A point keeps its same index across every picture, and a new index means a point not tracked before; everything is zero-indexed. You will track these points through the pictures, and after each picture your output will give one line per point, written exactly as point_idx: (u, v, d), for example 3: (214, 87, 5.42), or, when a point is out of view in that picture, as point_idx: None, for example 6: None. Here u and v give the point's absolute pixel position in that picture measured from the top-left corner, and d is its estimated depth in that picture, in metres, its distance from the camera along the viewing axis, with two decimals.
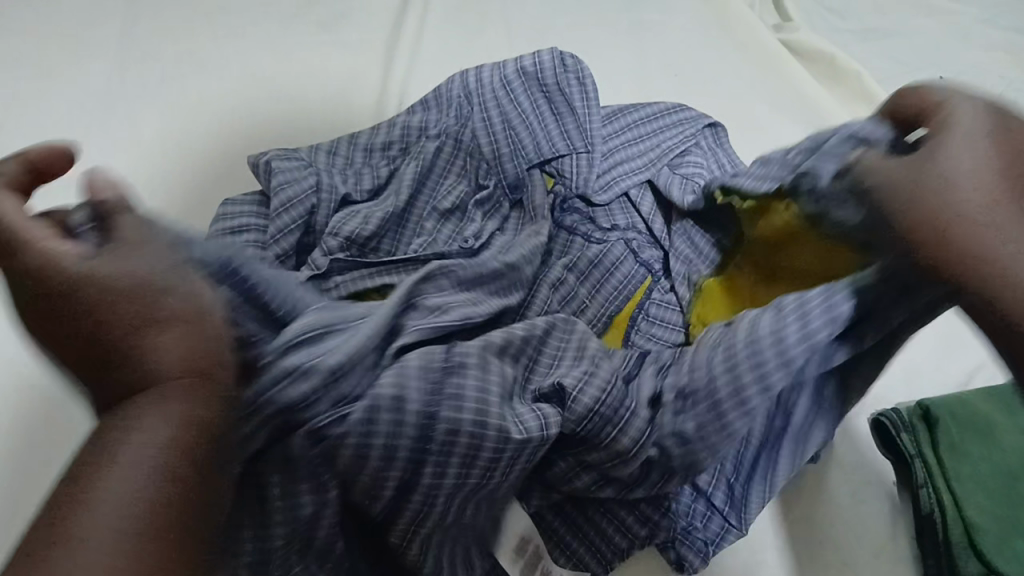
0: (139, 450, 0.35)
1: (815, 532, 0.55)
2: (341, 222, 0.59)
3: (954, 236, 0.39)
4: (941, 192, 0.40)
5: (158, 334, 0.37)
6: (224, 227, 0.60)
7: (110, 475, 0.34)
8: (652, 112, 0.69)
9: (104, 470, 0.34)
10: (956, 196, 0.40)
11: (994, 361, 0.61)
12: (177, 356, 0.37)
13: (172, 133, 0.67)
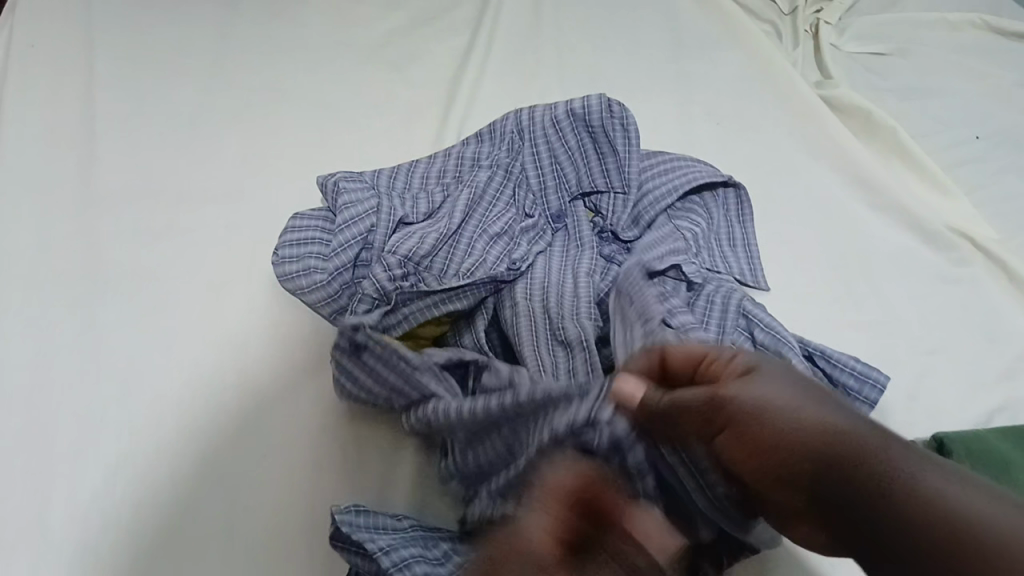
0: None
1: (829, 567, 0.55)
2: (399, 242, 0.64)
3: (834, 452, 0.44)
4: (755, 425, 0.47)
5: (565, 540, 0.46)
6: (289, 239, 0.65)
7: None
8: (681, 158, 0.73)
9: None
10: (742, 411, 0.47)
11: (1014, 403, 0.62)
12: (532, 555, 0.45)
13: (249, 153, 0.75)
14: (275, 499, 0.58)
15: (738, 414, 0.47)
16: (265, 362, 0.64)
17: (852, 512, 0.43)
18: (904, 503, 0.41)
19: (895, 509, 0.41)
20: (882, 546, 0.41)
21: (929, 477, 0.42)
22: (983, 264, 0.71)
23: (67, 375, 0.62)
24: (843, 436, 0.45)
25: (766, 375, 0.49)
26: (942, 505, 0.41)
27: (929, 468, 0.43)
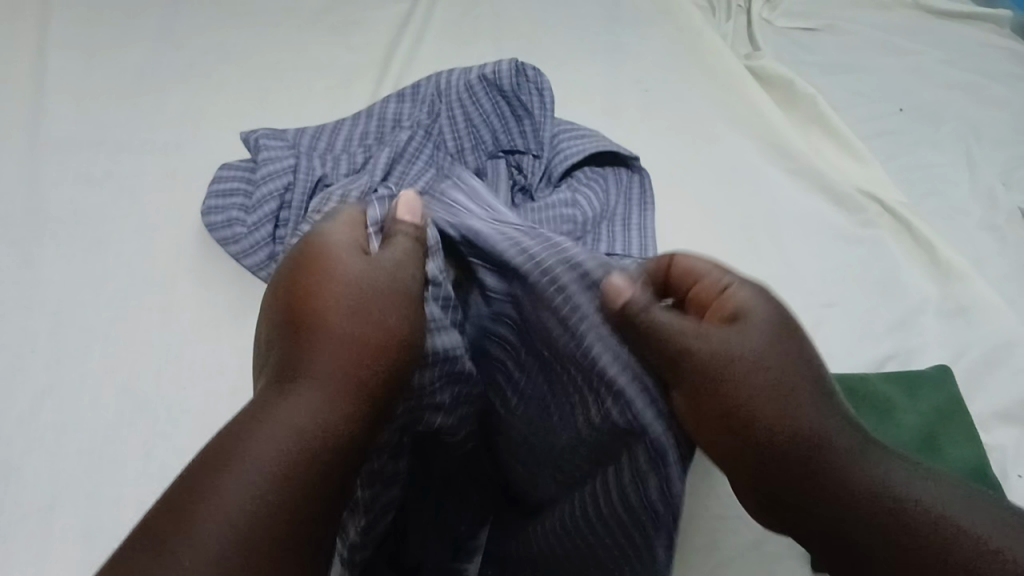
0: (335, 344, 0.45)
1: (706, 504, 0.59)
2: (321, 200, 0.67)
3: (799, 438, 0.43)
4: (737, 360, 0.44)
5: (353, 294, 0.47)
6: (215, 190, 0.69)
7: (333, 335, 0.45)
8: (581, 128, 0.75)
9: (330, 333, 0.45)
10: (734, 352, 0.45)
11: (901, 352, 0.66)
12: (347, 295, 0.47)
13: (190, 108, 0.78)
14: (192, 430, 0.61)
15: (711, 380, 0.44)
16: (189, 301, 0.67)
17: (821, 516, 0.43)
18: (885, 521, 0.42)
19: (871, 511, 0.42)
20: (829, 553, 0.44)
21: (904, 484, 0.43)
22: (890, 226, 0.73)
23: (1, 309, 0.65)
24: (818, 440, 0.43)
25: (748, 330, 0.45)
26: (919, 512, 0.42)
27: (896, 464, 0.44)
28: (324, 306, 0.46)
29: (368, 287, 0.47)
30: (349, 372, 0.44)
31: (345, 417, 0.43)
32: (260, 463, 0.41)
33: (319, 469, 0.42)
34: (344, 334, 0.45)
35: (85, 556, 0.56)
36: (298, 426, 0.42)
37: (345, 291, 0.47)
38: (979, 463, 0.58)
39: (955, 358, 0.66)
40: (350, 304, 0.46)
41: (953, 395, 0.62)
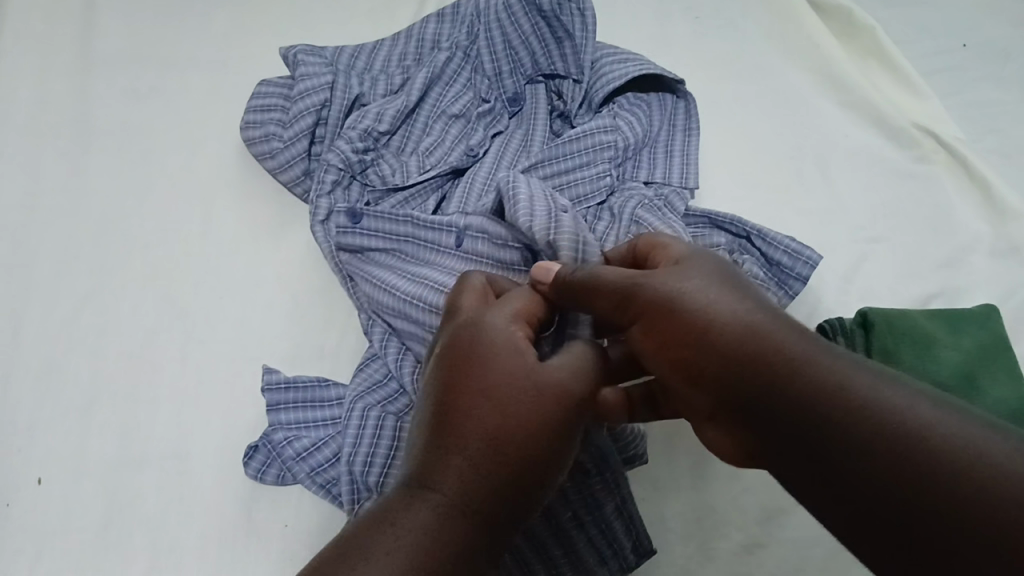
0: (490, 422, 0.42)
1: None
2: (357, 118, 0.67)
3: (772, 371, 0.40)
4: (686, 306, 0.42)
5: (507, 375, 0.43)
6: (254, 105, 0.69)
7: (494, 399, 0.43)
8: (624, 51, 0.72)
9: (492, 401, 0.43)
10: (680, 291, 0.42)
11: (947, 290, 0.64)
12: (511, 384, 0.43)
13: (233, 26, 0.78)
14: (227, 339, 0.62)
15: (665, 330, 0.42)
16: (227, 214, 0.68)
17: (869, 511, 0.38)
18: (877, 445, 0.39)
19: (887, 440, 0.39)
20: (849, 506, 0.39)
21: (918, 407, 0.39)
22: (947, 163, 0.70)
23: (48, 217, 0.67)
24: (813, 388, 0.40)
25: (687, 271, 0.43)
26: (912, 431, 0.38)
27: (899, 393, 0.40)
28: (471, 398, 0.43)
29: (526, 406, 0.43)
30: (491, 501, 0.42)
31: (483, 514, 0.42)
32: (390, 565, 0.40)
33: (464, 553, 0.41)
34: (486, 450, 0.42)
35: (124, 453, 0.58)
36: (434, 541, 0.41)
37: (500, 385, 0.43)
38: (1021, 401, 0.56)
39: (1003, 300, 0.63)
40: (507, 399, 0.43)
41: (997, 332, 0.59)
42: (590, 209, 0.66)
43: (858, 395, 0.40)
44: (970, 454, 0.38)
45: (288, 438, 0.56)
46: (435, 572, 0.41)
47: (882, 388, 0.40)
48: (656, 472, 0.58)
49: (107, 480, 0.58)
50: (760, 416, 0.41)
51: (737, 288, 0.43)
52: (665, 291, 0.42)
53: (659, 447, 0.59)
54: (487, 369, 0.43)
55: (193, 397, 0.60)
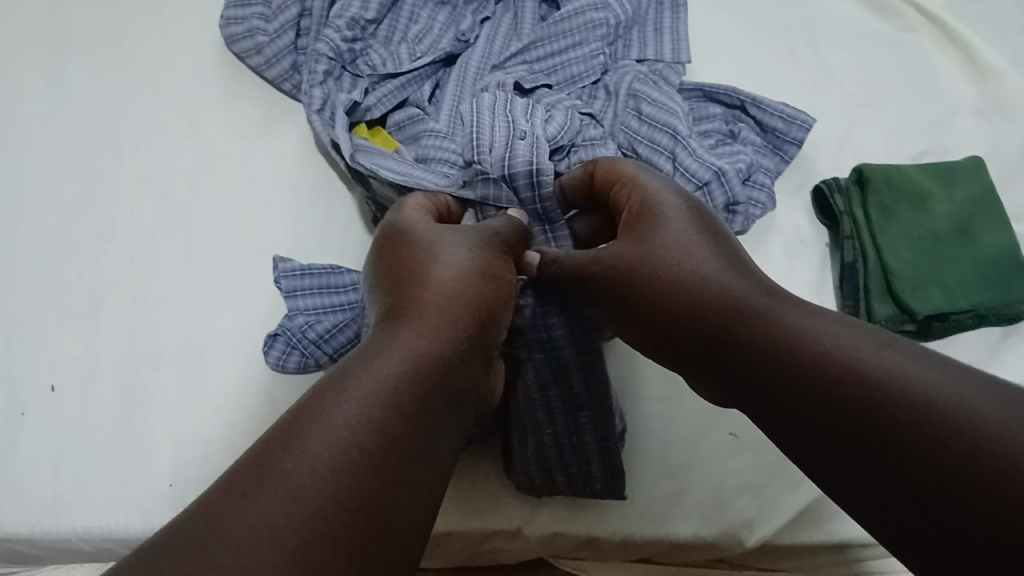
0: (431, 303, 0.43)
1: None
2: (342, 8, 0.66)
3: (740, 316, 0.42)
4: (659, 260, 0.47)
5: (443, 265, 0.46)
6: (234, 1, 0.67)
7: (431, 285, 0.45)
8: None
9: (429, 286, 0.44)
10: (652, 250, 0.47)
11: (938, 148, 0.66)
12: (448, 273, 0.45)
13: None
14: (229, 237, 0.62)
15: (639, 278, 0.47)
16: (215, 114, 0.66)
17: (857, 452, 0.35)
18: (830, 381, 0.37)
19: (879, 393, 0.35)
20: (805, 436, 0.37)
21: (909, 374, 0.35)
22: (929, 30, 0.71)
23: (30, 127, 0.65)
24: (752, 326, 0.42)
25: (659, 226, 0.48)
26: (874, 372, 0.36)
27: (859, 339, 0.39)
28: (421, 287, 0.44)
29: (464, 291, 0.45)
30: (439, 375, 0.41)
31: (445, 390, 0.41)
32: (338, 428, 0.36)
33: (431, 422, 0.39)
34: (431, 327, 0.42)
35: (134, 353, 0.58)
36: (386, 405, 0.38)
37: (445, 275, 0.45)
38: (1009, 248, 0.59)
39: (991, 155, 0.65)
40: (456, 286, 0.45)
41: (988, 185, 0.61)
42: (585, 88, 0.65)
43: (806, 331, 0.40)
44: (932, 394, 0.34)
45: (309, 321, 0.57)
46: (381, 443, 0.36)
47: (836, 333, 0.39)
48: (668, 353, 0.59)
49: (122, 381, 0.57)
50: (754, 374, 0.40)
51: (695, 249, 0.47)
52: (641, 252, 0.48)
53: None
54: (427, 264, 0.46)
55: (202, 294, 0.60)
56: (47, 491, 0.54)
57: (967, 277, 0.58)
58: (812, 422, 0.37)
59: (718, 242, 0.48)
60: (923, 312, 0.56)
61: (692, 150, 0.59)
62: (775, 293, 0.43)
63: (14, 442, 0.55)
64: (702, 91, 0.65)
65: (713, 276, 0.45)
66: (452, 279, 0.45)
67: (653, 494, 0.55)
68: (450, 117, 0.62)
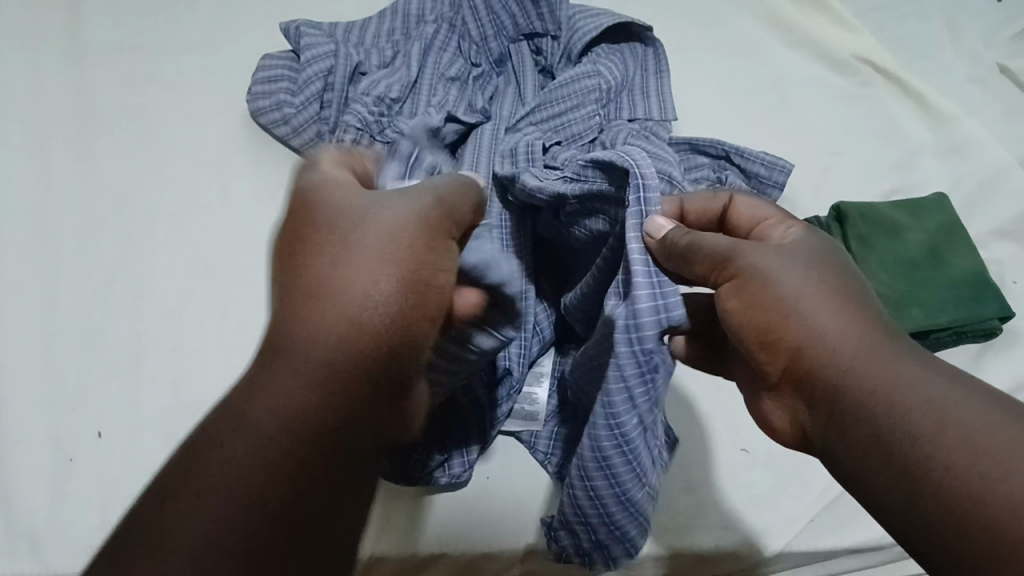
0: (343, 294, 0.41)
1: None
2: (366, 85, 0.73)
3: (827, 338, 0.43)
4: (775, 262, 0.46)
5: (352, 247, 0.42)
6: (260, 77, 0.73)
7: (337, 275, 0.41)
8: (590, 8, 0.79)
9: (332, 275, 0.41)
10: (763, 254, 0.46)
11: (903, 186, 0.73)
12: (360, 259, 0.42)
13: (221, 13, 0.82)
14: (264, 288, 0.66)
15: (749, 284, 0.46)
16: (246, 178, 0.72)
17: (881, 483, 0.39)
18: (888, 409, 0.40)
19: (940, 432, 0.38)
20: (847, 439, 0.42)
21: (982, 425, 0.37)
22: (887, 85, 0.79)
23: (67, 197, 0.70)
24: (822, 366, 0.43)
25: (780, 245, 0.48)
26: (918, 389, 0.40)
27: (942, 373, 0.41)
28: (326, 276, 0.42)
29: (368, 284, 0.41)
30: (334, 386, 0.40)
31: (331, 425, 0.40)
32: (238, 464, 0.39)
33: (313, 482, 0.40)
34: (335, 327, 0.41)
35: (178, 400, 0.61)
36: (273, 435, 0.39)
37: (339, 291, 0.41)
38: (977, 269, 0.65)
39: (951, 189, 0.73)
40: (350, 310, 0.41)
41: (951, 214, 0.68)
42: (584, 146, 0.72)
43: (909, 376, 0.41)
44: (987, 441, 0.37)
45: None
46: (274, 486, 0.39)
47: (939, 377, 0.40)
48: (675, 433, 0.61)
49: (166, 426, 0.60)
50: (831, 396, 0.43)
51: (816, 297, 0.45)
52: (761, 260, 0.46)
53: None
54: (327, 249, 0.42)
55: (240, 341, 0.64)
56: (98, 534, 0.56)
57: (943, 298, 0.64)
58: (852, 430, 0.41)
59: (863, 311, 0.45)
60: (907, 330, 0.62)
61: (692, 195, 0.65)
62: (868, 328, 0.44)
63: (62, 490, 0.57)
64: (689, 145, 0.72)
65: (817, 296, 0.45)
66: (367, 268, 0.42)
67: (674, 507, 0.59)
68: (474, 180, 0.68)
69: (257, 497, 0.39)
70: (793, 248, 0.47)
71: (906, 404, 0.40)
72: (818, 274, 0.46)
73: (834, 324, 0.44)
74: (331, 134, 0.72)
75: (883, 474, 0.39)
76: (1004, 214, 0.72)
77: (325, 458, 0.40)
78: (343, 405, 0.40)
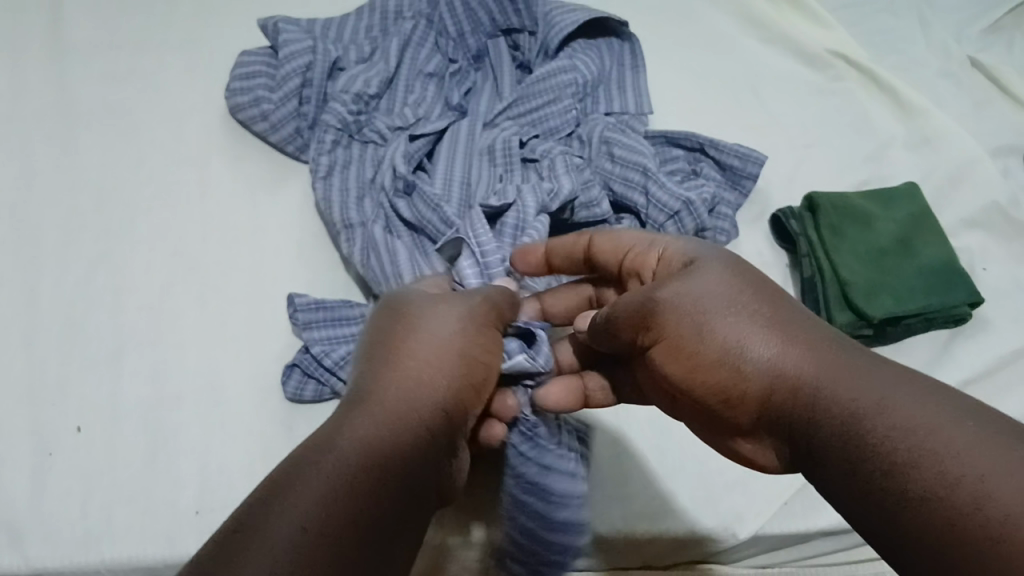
0: (420, 372, 0.47)
1: None
2: (345, 82, 0.73)
3: (789, 382, 0.44)
4: (690, 297, 0.48)
5: (431, 325, 0.50)
6: (239, 74, 0.74)
7: (421, 353, 0.48)
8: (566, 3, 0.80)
9: (420, 354, 0.48)
10: (676, 297, 0.48)
11: (875, 177, 0.74)
12: (444, 334, 0.50)
13: (200, 10, 0.82)
14: (243, 281, 0.66)
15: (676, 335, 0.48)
16: (225, 173, 0.72)
17: (868, 519, 0.38)
18: (850, 431, 0.40)
19: (904, 447, 0.37)
20: (825, 474, 0.41)
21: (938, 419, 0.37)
22: (859, 80, 0.80)
23: (46, 193, 0.70)
24: (788, 391, 0.44)
25: (692, 275, 0.49)
26: (875, 409, 0.39)
27: (907, 388, 0.40)
28: (406, 352, 0.48)
29: (450, 359, 0.49)
30: (422, 444, 0.44)
31: (410, 471, 0.42)
32: (315, 496, 0.37)
33: (393, 523, 0.40)
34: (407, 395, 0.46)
35: (157, 392, 0.61)
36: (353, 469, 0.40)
37: (424, 368, 0.48)
38: (947, 258, 0.67)
39: (922, 180, 0.74)
40: (423, 383, 0.47)
41: (921, 204, 0.70)
42: (561, 140, 0.73)
43: (873, 393, 0.40)
44: (940, 447, 0.36)
45: (325, 349, 0.61)
46: (356, 518, 0.38)
47: (892, 389, 0.40)
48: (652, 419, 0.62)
49: (146, 418, 0.60)
50: (806, 442, 0.43)
51: (738, 315, 0.47)
52: (673, 299, 0.48)
53: None
54: (429, 333, 0.50)
55: (219, 333, 0.64)
56: (77, 525, 0.56)
57: (912, 285, 0.65)
58: (829, 467, 0.41)
59: (809, 334, 0.46)
60: (878, 316, 0.63)
61: (665, 185, 0.67)
62: (836, 355, 0.44)
63: (42, 484, 0.58)
64: (664, 138, 0.73)
65: (763, 343, 0.46)
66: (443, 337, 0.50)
67: (651, 493, 0.59)
68: (451, 174, 0.69)
69: (341, 516, 0.37)
70: (706, 275, 0.49)
71: (868, 426, 0.39)
72: (740, 300, 0.47)
73: (782, 361, 0.45)
74: (310, 130, 0.72)
75: (858, 500, 0.39)
76: (973, 204, 0.73)
77: (395, 501, 0.41)
78: (423, 462, 0.44)
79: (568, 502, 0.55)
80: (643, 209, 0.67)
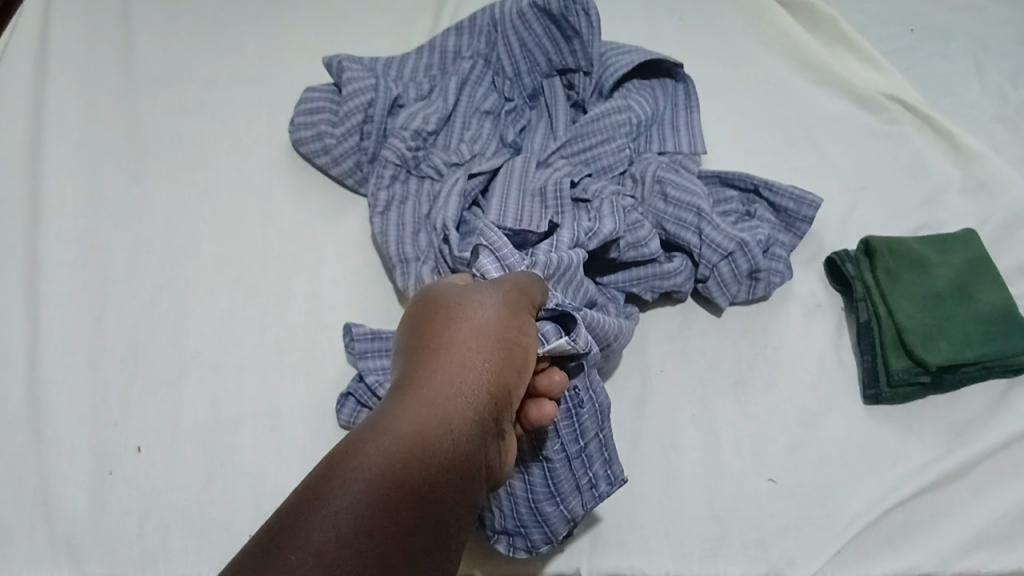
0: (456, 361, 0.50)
1: (777, 355, 0.66)
2: (404, 119, 0.75)
3: None
4: None
5: (464, 317, 0.54)
6: (303, 109, 0.76)
7: (456, 343, 0.52)
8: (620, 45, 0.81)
9: (454, 344, 0.52)
10: None
11: (931, 222, 0.74)
12: (476, 324, 0.53)
13: (265, 48, 0.85)
14: (301, 310, 0.68)
15: None
16: (286, 205, 0.74)
17: None
18: None
19: None
20: None
21: None
22: (914, 124, 0.80)
23: (116, 219, 0.72)
24: None
25: None
26: None
27: None
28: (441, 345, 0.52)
29: (484, 344, 0.52)
30: (463, 424, 0.47)
31: (455, 448, 0.46)
32: (363, 473, 0.41)
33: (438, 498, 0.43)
34: (445, 382, 0.49)
35: (216, 417, 0.63)
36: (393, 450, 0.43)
37: (460, 355, 0.51)
38: (1006, 304, 0.66)
39: (979, 225, 0.73)
40: (460, 370, 0.50)
41: (979, 249, 0.69)
42: (614, 178, 0.74)
43: None
44: None
45: (378, 379, 0.62)
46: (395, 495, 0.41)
47: None
48: (703, 459, 0.62)
49: (205, 441, 0.62)
50: None
51: None
52: None
53: (713, 367, 0.66)
54: (464, 322, 0.53)
55: (277, 361, 0.66)
56: (136, 544, 0.58)
57: (970, 331, 0.64)
58: None
59: None
60: (935, 362, 0.62)
61: (719, 226, 0.67)
62: None
63: (104, 502, 0.59)
64: (719, 178, 0.73)
65: None
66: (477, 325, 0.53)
67: (701, 532, 0.59)
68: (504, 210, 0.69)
69: (385, 496, 0.41)
70: None
71: None
72: None
73: None
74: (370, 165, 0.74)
75: None
76: None
77: (440, 478, 0.44)
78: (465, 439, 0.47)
79: (577, 492, 0.57)
80: (697, 249, 0.67)
